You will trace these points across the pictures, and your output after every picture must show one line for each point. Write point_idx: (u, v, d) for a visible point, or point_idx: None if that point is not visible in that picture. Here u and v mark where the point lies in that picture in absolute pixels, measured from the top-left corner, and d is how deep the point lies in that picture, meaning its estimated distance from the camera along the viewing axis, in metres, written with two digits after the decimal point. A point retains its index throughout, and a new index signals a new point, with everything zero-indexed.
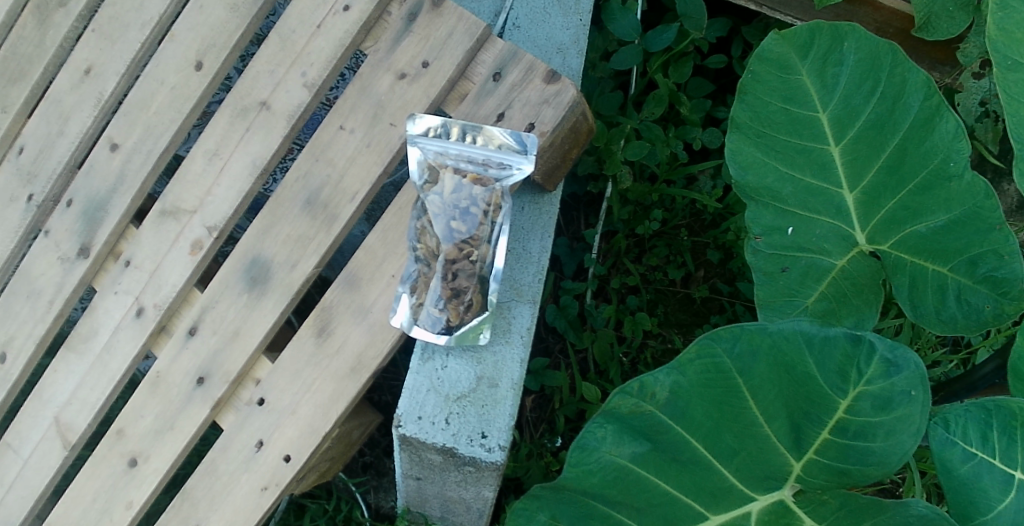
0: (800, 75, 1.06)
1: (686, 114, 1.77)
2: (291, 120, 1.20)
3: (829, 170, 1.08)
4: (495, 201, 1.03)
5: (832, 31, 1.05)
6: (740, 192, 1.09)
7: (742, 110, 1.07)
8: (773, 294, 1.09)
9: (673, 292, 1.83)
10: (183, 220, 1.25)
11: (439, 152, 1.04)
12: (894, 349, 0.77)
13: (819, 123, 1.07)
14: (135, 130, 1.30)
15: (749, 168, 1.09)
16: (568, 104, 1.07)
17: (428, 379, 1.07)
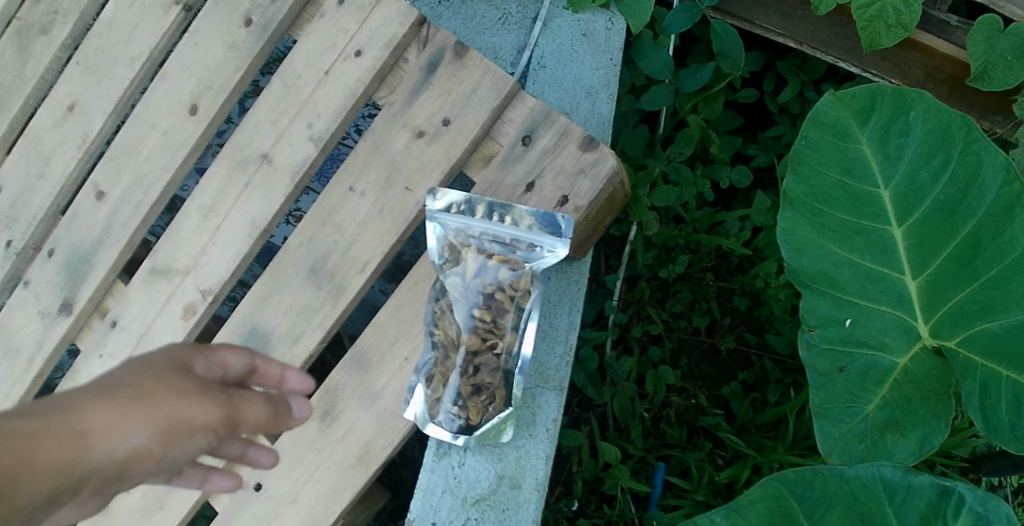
0: (859, 144, 0.98)
1: (715, 153, 1.74)
2: (294, 177, 1.10)
3: (891, 254, 0.99)
4: (524, 285, 0.93)
5: (897, 100, 0.97)
6: (793, 274, 0.99)
7: (798, 182, 0.99)
8: (829, 398, 0.97)
9: (697, 342, 1.79)
10: (175, 280, 1.14)
11: (462, 229, 0.93)
12: (985, 502, 0.79)
13: (880, 200, 0.98)
14: (123, 178, 1.20)
15: (804, 249, 0.99)
16: (607, 175, 0.96)
17: (443, 479, 0.96)
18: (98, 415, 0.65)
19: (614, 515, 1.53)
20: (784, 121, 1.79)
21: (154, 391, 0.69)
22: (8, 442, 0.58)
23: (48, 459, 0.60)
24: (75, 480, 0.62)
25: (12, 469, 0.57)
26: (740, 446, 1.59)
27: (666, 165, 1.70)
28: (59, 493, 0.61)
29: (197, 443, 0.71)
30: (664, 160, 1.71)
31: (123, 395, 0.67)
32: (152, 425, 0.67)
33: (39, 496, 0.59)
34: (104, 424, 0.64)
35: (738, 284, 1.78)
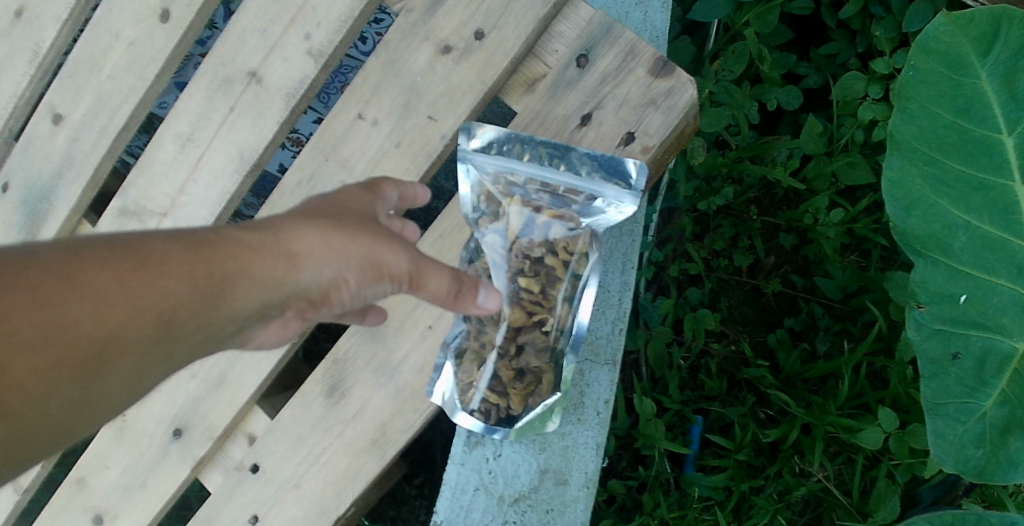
0: (978, 79, 0.84)
1: (765, 72, 1.54)
2: (290, 100, 0.89)
3: (1013, 216, 0.85)
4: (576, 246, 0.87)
5: None
6: (902, 240, 0.86)
7: (907, 123, 0.85)
8: (941, 391, 0.84)
9: (737, 283, 1.63)
10: (150, 224, 0.95)
11: (504, 175, 0.86)
12: None
13: (1002, 149, 0.85)
14: (84, 99, 0.99)
15: (914, 207, 0.86)
16: (682, 107, 0.88)
17: (475, 475, 0.96)
18: (307, 240, 0.70)
19: (649, 477, 1.42)
20: (841, 37, 1.57)
21: (354, 230, 0.73)
22: (234, 250, 0.66)
23: (262, 273, 0.67)
24: (283, 295, 0.69)
25: (234, 274, 0.65)
26: (787, 404, 1.46)
27: (714, 85, 1.52)
28: (270, 306, 0.68)
29: (384, 288, 0.75)
30: (713, 80, 1.53)
31: (328, 227, 0.72)
32: (354, 261, 0.72)
33: (254, 303, 0.67)
34: (315, 250, 0.70)
35: (783, 220, 1.61)
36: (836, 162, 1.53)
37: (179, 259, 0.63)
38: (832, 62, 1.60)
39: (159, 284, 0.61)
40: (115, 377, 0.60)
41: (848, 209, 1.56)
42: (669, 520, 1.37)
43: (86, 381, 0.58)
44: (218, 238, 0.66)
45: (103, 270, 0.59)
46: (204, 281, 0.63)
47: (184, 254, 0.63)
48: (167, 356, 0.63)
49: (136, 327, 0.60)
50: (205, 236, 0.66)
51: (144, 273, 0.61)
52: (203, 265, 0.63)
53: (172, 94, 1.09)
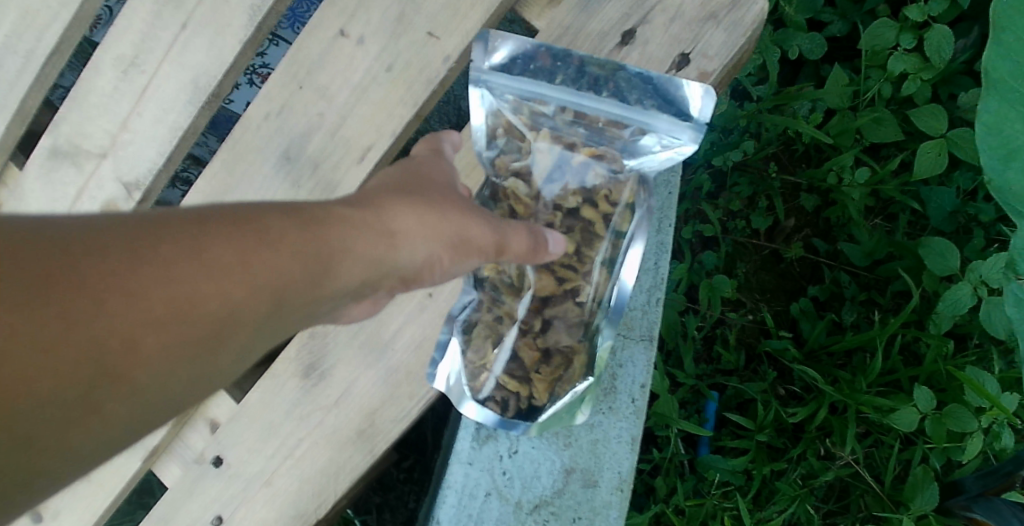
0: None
1: (790, 14, 1.40)
2: (256, 16, 0.74)
3: None
4: (617, 188, 0.81)
5: None
6: (1000, 197, 0.77)
7: (1005, 59, 0.75)
8: None
9: (754, 248, 1.49)
10: (87, 167, 0.79)
11: (532, 102, 0.79)
12: None
13: None
14: (5, 17, 0.81)
15: (1014, 159, 0.76)
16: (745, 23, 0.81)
17: (488, 477, 0.93)
18: (405, 215, 0.65)
19: (662, 460, 1.30)
20: None
21: (445, 205, 0.68)
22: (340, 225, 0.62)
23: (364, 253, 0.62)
24: (381, 273, 0.64)
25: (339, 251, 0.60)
26: (813, 379, 1.32)
27: None
28: (365, 286, 0.64)
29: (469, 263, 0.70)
30: None
31: (424, 202, 0.67)
32: (447, 239, 0.67)
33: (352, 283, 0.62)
34: (413, 227, 0.65)
35: (804, 179, 1.46)
36: (861, 118, 1.38)
37: (288, 234, 0.58)
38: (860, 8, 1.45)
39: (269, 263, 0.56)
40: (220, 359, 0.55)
41: (875, 169, 1.41)
42: (685, 509, 1.25)
43: (196, 363, 0.53)
44: (323, 212, 0.61)
45: (221, 243, 0.54)
46: (313, 260, 0.58)
47: (297, 228, 0.58)
48: (269, 337, 0.58)
49: (249, 309, 0.55)
50: (311, 210, 0.61)
51: (257, 248, 0.56)
52: (314, 242, 0.59)
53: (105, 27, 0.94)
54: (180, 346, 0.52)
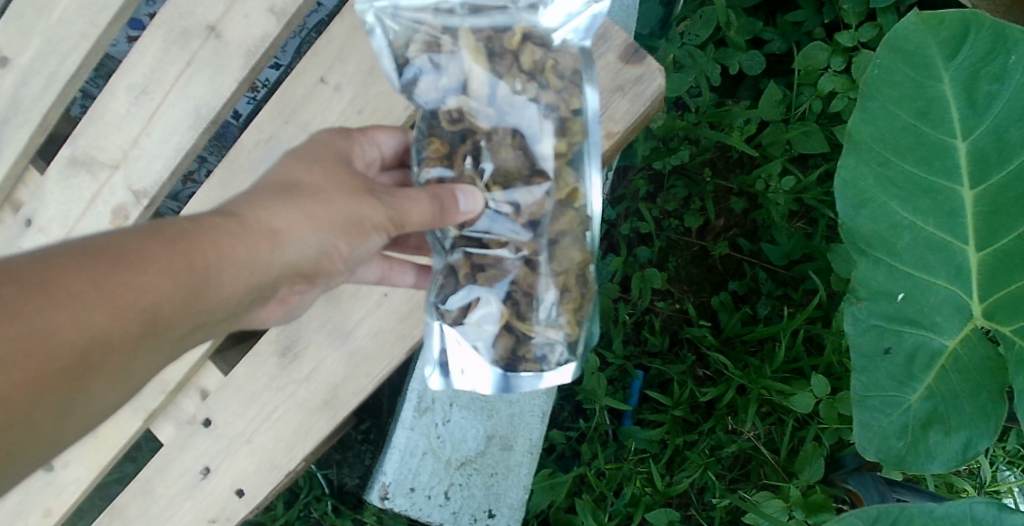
0: (941, 82, 0.87)
1: (731, 37, 1.54)
2: (249, 59, 0.88)
3: (956, 220, 0.88)
4: (561, 57, 0.88)
5: (998, 36, 0.85)
6: (848, 235, 0.89)
7: (868, 123, 0.88)
8: (870, 383, 0.87)
9: (687, 244, 1.67)
10: (101, 176, 0.93)
11: (436, 5, 0.86)
12: None
13: (954, 155, 0.87)
14: (31, 42, 0.95)
15: (863, 205, 0.88)
16: (646, 98, 0.98)
17: (423, 439, 1.11)
18: (280, 218, 0.73)
19: (588, 429, 1.50)
20: (809, 6, 1.58)
21: (334, 195, 0.76)
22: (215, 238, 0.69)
23: (247, 255, 0.70)
24: (265, 272, 0.72)
25: (218, 261, 0.69)
26: (725, 365, 1.51)
27: (679, 49, 1.47)
28: (257, 286, 0.72)
29: (375, 239, 0.78)
30: (679, 44, 1.48)
31: (309, 194, 0.75)
32: (338, 224, 0.75)
33: (236, 286, 0.70)
34: (291, 226, 0.73)
35: (736, 184, 1.63)
36: (792, 131, 1.53)
37: (164, 253, 0.66)
38: (799, 30, 1.61)
39: (143, 277, 0.64)
40: (111, 374, 0.63)
41: (800, 178, 1.57)
42: (604, 471, 1.45)
43: (86, 378, 0.61)
44: (196, 227, 0.69)
45: (77, 275, 0.61)
46: (187, 271, 0.66)
47: (165, 246, 0.66)
48: (156, 351, 0.66)
49: (123, 326, 0.63)
50: (187, 223, 0.69)
51: (127, 269, 0.63)
52: (179, 260, 0.66)
53: (126, 34, 1.04)
54: (49, 376, 0.59)
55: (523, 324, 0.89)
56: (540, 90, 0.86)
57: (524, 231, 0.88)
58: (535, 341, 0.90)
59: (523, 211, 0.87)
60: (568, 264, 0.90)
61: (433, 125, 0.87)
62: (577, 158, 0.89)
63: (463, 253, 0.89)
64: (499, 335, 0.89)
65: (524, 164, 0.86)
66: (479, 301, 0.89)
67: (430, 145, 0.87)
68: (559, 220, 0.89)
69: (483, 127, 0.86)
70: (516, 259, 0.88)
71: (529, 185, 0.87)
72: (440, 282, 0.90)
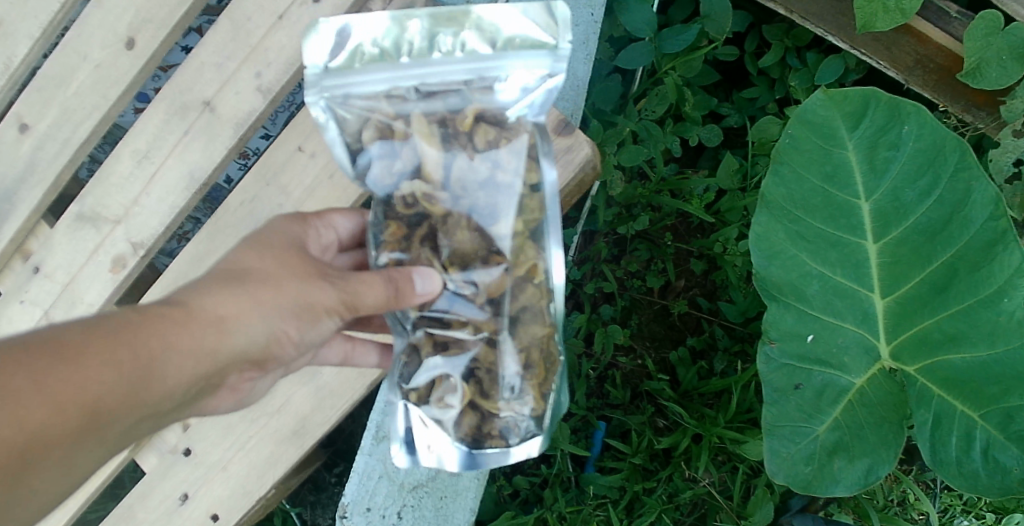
0: (845, 149, 0.94)
1: (688, 112, 1.63)
2: (238, 130, 1.01)
3: (862, 270, 0.95)
4: (515, 136, 0.92)
5: (893, 108, 0.93)
6: (762, 285, 0.95)
7: (778, 185, 0.95)
8: (781, 416, 0.94)
9: (648, 302, 1.77)
10: (105, 230, 1.06)
11: (389, 91, 0.91)
12: None
13: (859, 213, 0.94)
14: (49, 112, 1.08)
15: (775, 258, 0.95)
16: (579, 163, 1.10)
17: (380, 464, 1.16)
18: (226, 305, 0.79)
19: (551, 474, 1.59)
20: (761, 84, 1.67)
21: (281, 280, 0.83)
22: (159, 330, 0.74)
23: (192, 344, 0.76)
24: (212, 358, 0.78)
25: (161, 351, 0.73)
26: (680, 415, 1.61)
27: (636, 125, 1.57)
28: (204, 372, 0.77)
29: (328, 321, 0.86)
30: (636, 120, 1.58)
31: (255, 282, 0.81)
32: (286, 310, 0.82)
33: (182, 374, 0.75)
34: (237, 312, 0.79)
35: (696, 247, 1.72)
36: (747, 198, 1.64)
37: (104, 347, 0.70)
38: (753, 106, 1.70)
39: (83, 372, 0.68)
40: (54, 465, 0.68)
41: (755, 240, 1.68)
42: (564, 514, 1.55)
43: (28, 469, 0.66)
44: (141, 319, 0.74)
45: (19, 375, 0.65)
46: (130, 363, 0.71)
47: (106, 341, 0.71)
48: (101, 440, 0.71)
49: (65, 421, 0.67)
50: (131, 315, 0.74)
51: (68, 364, 0.68)
52: (121, 353, 0.71)
53: (134, 106, 1.18)
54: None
55: (488, 404, 0.94)
56: (493, 165, 0.91)
57: (481, 310, 0.92)
58: (500, 419, 0.94)
59: (481, 289, 0.92)
60: (530, 338, 0.94)
61: (389, 211, 0.93)
62: (536, 234, 0.94)
63: (425, 332, 0.94)
64: (463, 413, 0.94)
65: (481, 244, 0.91)
66: (442, 379, 0.94)
67: (388, 229, 0.93)
68: (520, 295, 0.94)
69: (440, 211, 0.91)
70: (475, 339, 0.93)
71: (487, 264, 0.91)
72: (404, 362, 0.96)
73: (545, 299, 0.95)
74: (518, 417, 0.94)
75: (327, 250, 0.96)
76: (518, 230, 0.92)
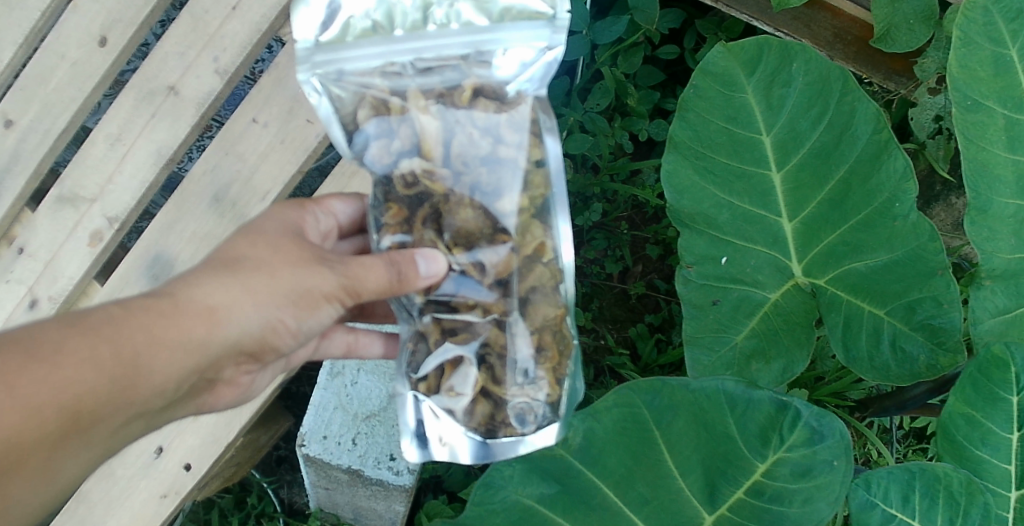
0: (745, 93, 1.01)
1: (632, 105, 1.68)
2: (200, 109, 1.12)
3: (769, 197, 1.03)
4: (514, 108, 0.91)
5: (782, 50, 1.00)
6: (674, 216, 1.04)
7: (685, 128, 1.02)
8: (701, 328, 1.03)
9: (609, 287, 1.82)
10: (82, 208, 1.16)
11: (383, 67, 0.89)
12: (821, 418, 0.85)
13: (762, 146, 1.02)
14: (31, 107, 1.20)
15: (685, 192, 1.03)
16: None
17: (335, 396, 1.27)
18: (217, 292, 0.80)
19: None
20: None
21: (276, 268, 0.84)
22: (146, 323, 0.75)
23: (182, 336, 0.77)
24: (203, 349, 0.79)
25: (148, 346, 0.75)
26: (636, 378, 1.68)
27: (582, 115, 1.67)
28: (194, 366, 0.79)
29: (327, 307, 0.87)
30: (582, 111, 1.67)
31: (248, 271, 0.83)
32: (280, 299, 0.83)
33: (172, 369, 0.77)
34: (229, 302, 0.81)
35: (650, 234, 1.78)
36: None
37: (88, 344, 0.71)
38: None
39: (63, 371, 0.69)
40: (39, 466, 0.70)
41: None
42: None
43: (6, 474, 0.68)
44: (129, 312, 0.75)
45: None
46: (115, 359, 0.72)
47: (89, 337, 0.72)
48: (88, 438, 0.73)
49: (46, 421, 0.69)
50: (117, 310, 0.75)
51: (47, 363, 0.69)
52: (104, 347, 0.72)
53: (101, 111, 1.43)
54: None
55: (499, 389, 0.89)
56: (492, 137, 0.90)
57: (490, 292, 0.90)
58: (512, 404, 0.89)
59: (488, 270, 0.89)
60: (541, 321, 0.90)
61: (390, 191, 0.91)
62: (543, 211, 0.91)
63: (432, 318, 0.91)
64: (475, 400, 0.90)
65: (486, 223, 0.89)
66: (455, 363, 0.90)
67: (390, 211, 0.92)
68: (528, 277, 0.90)
69: (442, 188, 0.89)
70: (485, 322, 0.90)
71: (493, 244, 0.89)
72: (411, 349, 0.92)
73: (554, 281, 0.92)
74: (533, 402, 0.90)
75: (326, 235, 1.04)
76: (523, 207, 0.90)
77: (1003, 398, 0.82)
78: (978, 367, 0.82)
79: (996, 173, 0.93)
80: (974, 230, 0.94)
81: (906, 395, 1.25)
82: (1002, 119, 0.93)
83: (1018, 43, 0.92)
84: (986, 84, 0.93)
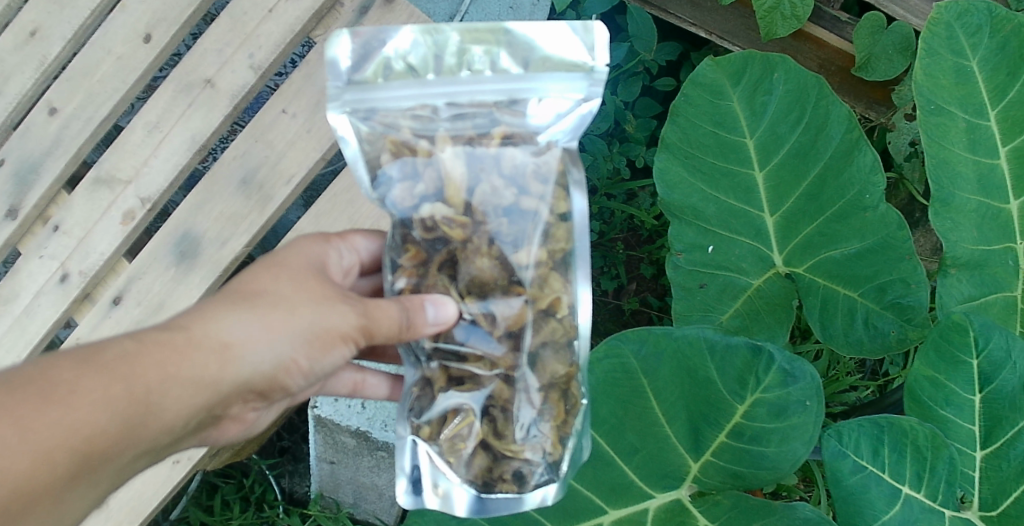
0: (731, 100, 1.10)
1: (630, 132, 1.77)
2: (234, 100, 1.22)
3: (752, 193, 1.12)
4: (541, 157, 0.90)
5: (764, 61, 1.09)
6: (664, 208, 1.13)
7: (675, 130, 1.11)
8: (689, 307, 1.13)
9: (604, 303, 1.91)
10: (117, 190, 1.24)
11: (415, 109, 0.90)
12: (792, 361, 0.91)
13: (745, 148, 1.11)
14: (75, 96, 1.29)
15: (675, 187, 1.12)
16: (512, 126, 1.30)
17: None
18: (233, 326, 0.75)
19: None
20: None
21: (297, 304, 0.80)
22: (159, 359, 0.70)
23: (195, 372, 0.72)
24: (216, 388, 0.74)
25: (161, 383, 0.69)
26: None
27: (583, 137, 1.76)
28: (206, 403, 0.73)
29: (340, 348, 0.83)
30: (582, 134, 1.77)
31: (265, 305, 0.78)
32: (296, 336, 0.79)
33: (185, 406, 0.71)
34: (246, 336, 0.76)
35: (644, 253, 1.87)
36: None
37: (100, 383, 0.66)
38: None
39: (77, 412, 0.64)
40: (47, 510, 0.65)
41: None
42: None
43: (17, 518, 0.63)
44: (144, 345, 0.70)
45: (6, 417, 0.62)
46: (126, 398, 0.67)
47: (101, 376, 0.67)
48: (96, 478, 0.68)
49: (53, 467, 0.64)
50: (131, 344, 0.70)
51: (62, 404, 0.64)
52: (114, 386, 0.67)
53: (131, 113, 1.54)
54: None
55: (501, 443, 0.89)
56: (516, 188, 0.89)
57: (499, 344, 0.89)
58: (514, 462, 0.90)
59: (498, 322, 0.88)
60: (549, 378, 0.90)
61: (408, 234, 0.90)
62: (562, 266, 0.90)
63: (440, 365, 0.91)
64: (474, 452, 0.90)
65: (501, 274, 0.88)
66: (456, 411, 0.89)
67: (407, 254, 0.90)
68: (541, 330, 0.89)
69: (460, 236, 0.88)
70: (491, 375, 0.89)
71: (506, 296, 0.88)
72: (417, 394, 0.92)
73: (567, 337, 0.91)
74: (533, 464, 0.90)
75: (347, 271, 1.00)
76: (542, 260, 0.89)
77: (964, 362, 0.89)
78: (940, 333, 0.90)
79: (958, 170, 1.02)
80: (937, 222, 1.02)
81: (886, 400, 1.31)
82: (963, 122, 1.03)
83: (979, 55, 1.02)
84: (949, 91, 1.02)
